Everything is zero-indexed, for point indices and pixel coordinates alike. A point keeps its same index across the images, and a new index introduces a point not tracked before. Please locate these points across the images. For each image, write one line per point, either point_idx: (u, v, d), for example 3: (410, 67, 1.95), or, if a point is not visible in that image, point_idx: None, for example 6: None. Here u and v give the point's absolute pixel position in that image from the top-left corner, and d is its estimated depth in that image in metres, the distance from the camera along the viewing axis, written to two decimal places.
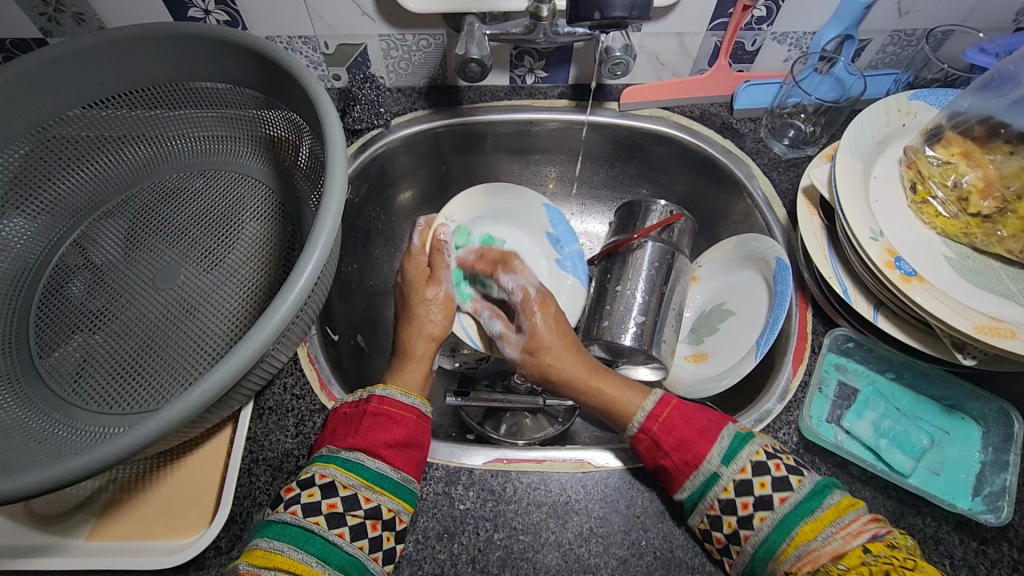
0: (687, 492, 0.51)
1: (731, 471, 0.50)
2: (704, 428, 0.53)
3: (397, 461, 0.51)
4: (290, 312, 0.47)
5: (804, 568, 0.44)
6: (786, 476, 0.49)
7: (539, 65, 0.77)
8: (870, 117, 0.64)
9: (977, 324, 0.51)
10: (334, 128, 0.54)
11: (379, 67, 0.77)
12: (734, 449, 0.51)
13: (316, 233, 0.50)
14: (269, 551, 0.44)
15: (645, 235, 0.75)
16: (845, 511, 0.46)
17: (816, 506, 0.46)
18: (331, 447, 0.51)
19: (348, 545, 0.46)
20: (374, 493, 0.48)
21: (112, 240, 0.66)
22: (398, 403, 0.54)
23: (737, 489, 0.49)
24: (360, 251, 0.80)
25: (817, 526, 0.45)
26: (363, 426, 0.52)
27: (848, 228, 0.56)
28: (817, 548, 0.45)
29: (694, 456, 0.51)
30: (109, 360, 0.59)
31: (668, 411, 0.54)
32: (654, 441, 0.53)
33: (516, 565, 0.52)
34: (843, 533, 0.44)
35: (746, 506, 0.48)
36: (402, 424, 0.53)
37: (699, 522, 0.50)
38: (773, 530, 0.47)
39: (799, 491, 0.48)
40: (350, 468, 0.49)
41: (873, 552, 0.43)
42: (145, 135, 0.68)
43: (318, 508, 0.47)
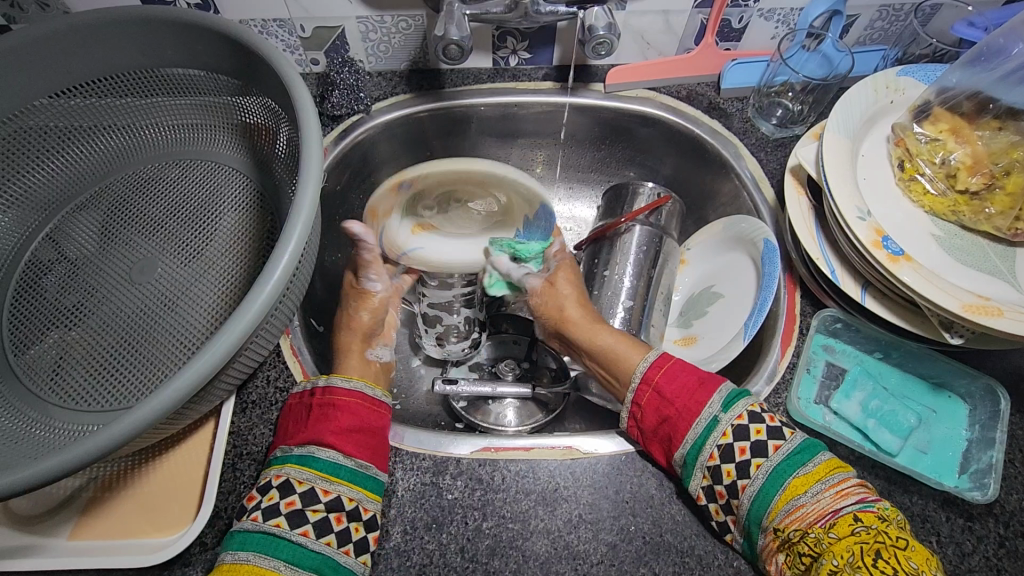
0: (687, 447, 0.51)
1: (730, 417, 0.51)
2: (703, 379, 0.54)
3: (349, 448, 0.51)
4: (267, 304, 0.46)
5: (792, 525, 0.45)
6: (779, 426, 0.50)
7: (522, 46, 0.75)
8: (858, 94, 0.63)
9: (965, 303, 0.50)
10: (310, 116, 0.53)
11: (358, 51, 0.75)
12: (733, 397, 0.52)
13: (291, 223, 0.48)
14: (235, 563, 0.44)
15: (633, 218, 0.74)
16: (834, 471, 0.47)
17: (807, 461, 0.47)
18: (282, 447, 0.51)
19: (314, 543, 0.46)
20: (331, 484, 0.49)
21: (86, 233, 0.64)
22: (342, 390, 0.54)
23: (735, 434, 0.50)
24: (345, 240, 0.79)
25: (806, 482, 0.46)
26: (312, 420, 0.53)
27: (835, 208, 0.55)
28: (805, 505, 0.45)
29: (696, 404, 0.52)
30: (86, 357, 0.57)
31: (669, 364, 0.56)
32: (657, 392, 0.55)
33: (505, 553, 0.51)
34: (832, 492, 0.45)
35: (744, 452, 0.49)
36: (349, 410, 0.53)
37: (700, 480, 0.50)
38: (768, 479, 0.47)
39: (792, 441, 0.49)
40: (303, 462, 0.49)
41: (863, 521, 0.43)
42: (118, 125, 0.66)
43: (278, 509, 0.46)
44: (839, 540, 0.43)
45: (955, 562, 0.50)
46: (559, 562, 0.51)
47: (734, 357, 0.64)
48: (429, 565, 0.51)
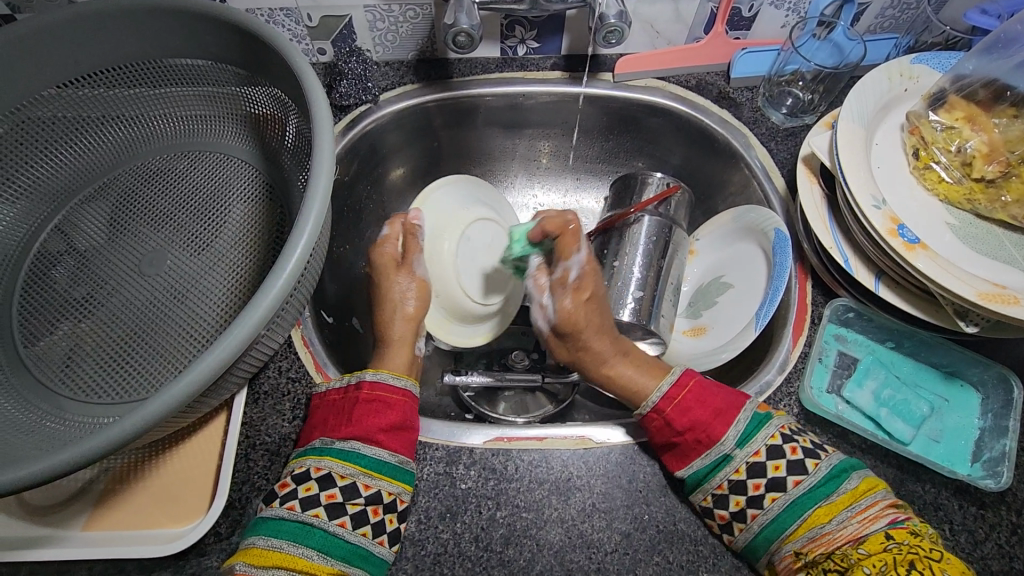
0: (693, 470, 0.51)
1: (746, 454, 0.50)
2: (722, 408, 0.53)
3: (394, 446, 0.51)
4: (281, 295, 0.46)
5: (818, 550, 0.46)
6: (801, 458, 0.49)
7: (531, 35, 0.75)
8: (872, 82, 0.62)
9: (981, 291, 0.50)
10: (321, 106, 0.52)
11: (365, 40, 0.74)
12: (751, 430, 0.51)
13: (304, 214, 0.48)
14: (267, 549, 0.45)
15: (642, 209, 0.74)
16: (863, 495, 0.47)
17: (833, 491, 0.48)
18: (323, 439, 0.50)
19: (349, 534, 0.47)
20: (374, 480, 0.49)
21: (95, 224, 0.64)
22: (391, 387, 0.54)
23: (749, 471, 0.50)
24: (352, 231, 0.79)
25: (832, 510, 0.47)
26: (357, 414, 0.52)
27: (850, 196, 0.55)
28: (831, 532, 0.46)
29: (707, 437, 0.52)
30: (97, 348, 0.57)
31: (685, 393, 0.54)
32: (668, 421, 0.53)
33: (519, 542, 0.51)
34: (861, 517, 0.46)
35: (758, 487, 0.49)
36: (394, 407, 0.54)
37: (703, 500, 0.51)
38: (785, 510, 0.48)
39: (815, 475, 0.48)
40: (345, 458, 0.49)
41: (895, 539, 0.45)
42: (125, 115, 0.65)
43: (316, 501, 0.47)
44: (870, 555, 0.44)
45: (968, 549, 0.51)
46: (572, 551, 0.51)
47: (745, 347, 0.65)
48: (444, 554, 0.51)
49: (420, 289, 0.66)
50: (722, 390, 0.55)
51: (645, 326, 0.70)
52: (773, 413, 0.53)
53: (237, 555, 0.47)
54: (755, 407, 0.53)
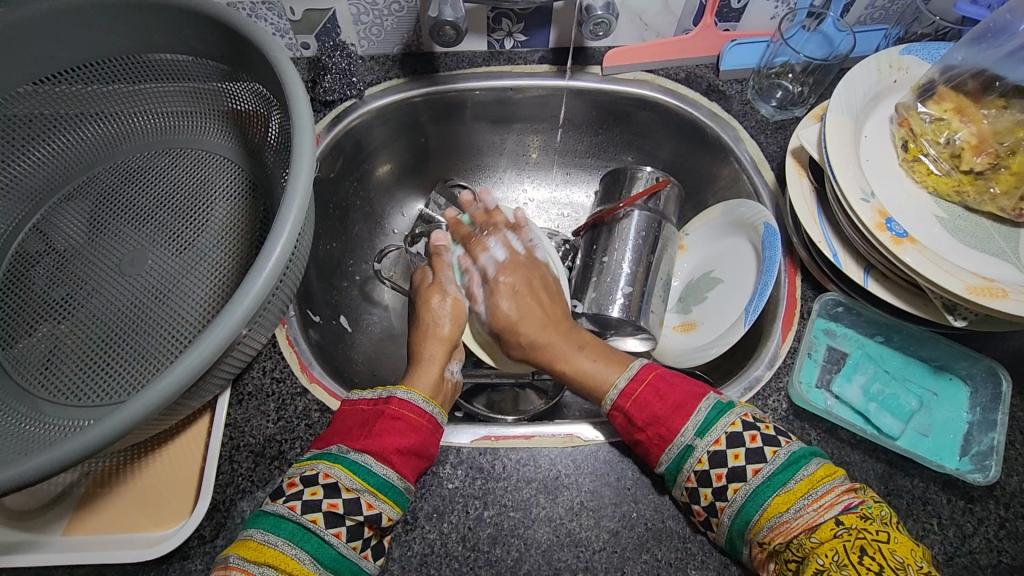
0: (664, 465, 0.50)
1: (707, 443, 0.49)
2: (680, 401, 0.52)
3: (404, 469, 0.49)
4: (259, 296, 0.45)
5: (777, 539, 0.45)
6: (761, 446, 0.48)
7: (518, 28, 0.74)
8: (861, 74, 0.62)
9: (969, 285, 0.50)
10: (301, 103, 0.51)
11: (350, 34, 0.73)
12: (710, 421, 0.50)
13: (283, 211, 0.47)
14: (263, 543, 0.44)
15: (631, 204, 0.73)
16: (820, 483, 0.46)
17: (789, 478, 0.46)
18: (340, 446, 0.49)
19: (343, 545, 0.46)
20: (377, 501, 0.47)
21: (74, 223, 0.63)
22: (418, 410, 0.52)
23: (711, 462, 0.49)
24: (339, 228, 0.78)
25: (789, 499, 0.45)
26: (379, 429, 0.50)
27: (838, 189, 0.55)
28: (789, 521, 0.45)
29: (669, 430, 0.51)
30: (77, 350, 0.56)
31: (643, 386, 0.54)
32: (627, 415, 0.53)
33: (507, 542, 0.51)
34: (816, 506, 0.44)
35: (721, 478, 0.48)
36: (418, 431, 0.51)
37: (681, 494, 0.50)
38: (747, 500, 0.47)
39: (771, 464, 0.47)
40: (357, 471, 0.47)
41: (845, 524, 0.44)
42: (104, 112, 0.64)
43: (318, 506, 0.46)
44: (822, 544, 0.43)
45: (956, 544, 0.50)
46: (560, 550, 0.51)
47: (734, 342, 0.65)
48: (430, 555, 0.50)
49: (454, 308, 0.65)
50: (684, 380, 0.54)
51: (634, 322, 0.70)
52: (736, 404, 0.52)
53: (227, 548, 0.46)
54: (719, 397, 0.52)
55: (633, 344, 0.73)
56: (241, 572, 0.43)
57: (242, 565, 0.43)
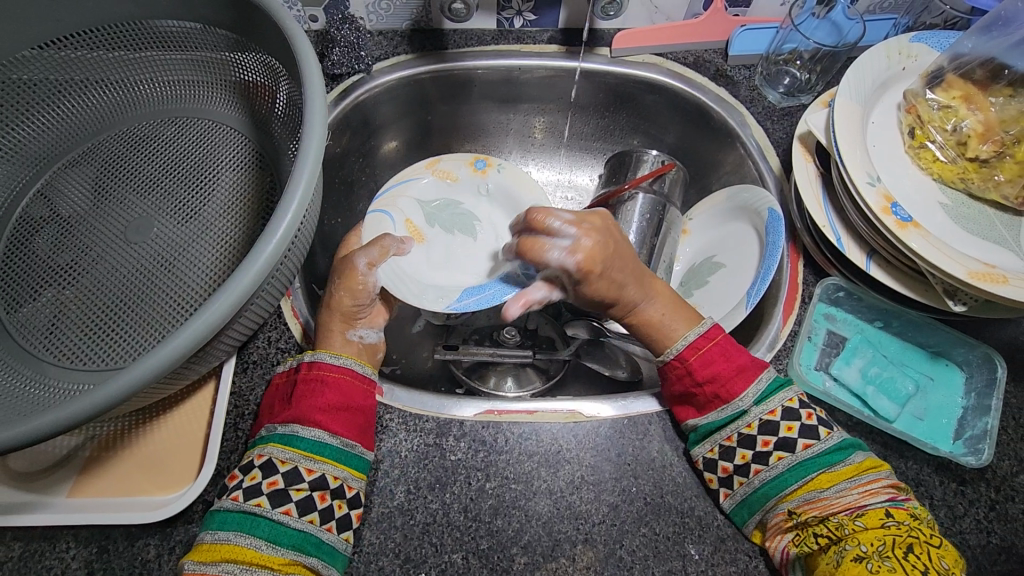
0: (706, 420, 0.53)
1: (761, 411, 0.52)
2: (745, 366, 0.54)
3: (334, 426, 0.50)
4: (268, 263, 0.45)
5: (812, 512, 0.48)
6: (814, 426, 0.51)
7: (528, 7, 0.74)
8: (871, 59, 0.62)
9: (971, 270, 0.50)
10: (312, 68, 0.51)
11: (359, 7, 0.72)
12: (771, 390, 0.53)
13: (294, 178, 0.47)
14: (213, 543, 0.44)
15: (635, 186, 0.74)
16: (866, 470, 0.48)
17: (839, 461, 0.49)
18: (268, 426, 0.50)
19: (297, 521, 0.46)
20: (316, 463, 0.48)
21: (79, 191, 0.62)
22: (330, 366, 0.53)
23: (760, 428, 0.52)
24: (344, 204, 0.78)
25: (834, 478, 0.48)
26: (297, 396, 0.51)
27: (845, 173, 0.55)
28: (828, 498, 0.48)
29: (728, 392, 0.53)
30: (82, 316, 0.56)
31: (709, 346, 0.55)
32: (690, 371, 0.54)
33: (508, 512, 0.52)
34: (861, 490, 0.47)
35: (767, 445, 0.51)
36: (337, 387, 0.52)
37: (707, 451, 0.52)
38: (787, 471, 0.50)
39: (825, 442, 0.50)
40: (287, 442, 0.48)
41: (894, 517, 0.46)
42: (111, 79, 0.64)
43: (259, 489, 0.46)
44: (866, 530, 0.45)
45: (947, 524, 0.52)
46: (561, 521, 0.52)
47: (735, 326, 0.64)
48: (433, 524, 0.51)
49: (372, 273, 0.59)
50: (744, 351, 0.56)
51: None
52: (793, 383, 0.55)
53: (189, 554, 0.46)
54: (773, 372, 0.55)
55: None
56: None
57: (198, 569, 0.43)
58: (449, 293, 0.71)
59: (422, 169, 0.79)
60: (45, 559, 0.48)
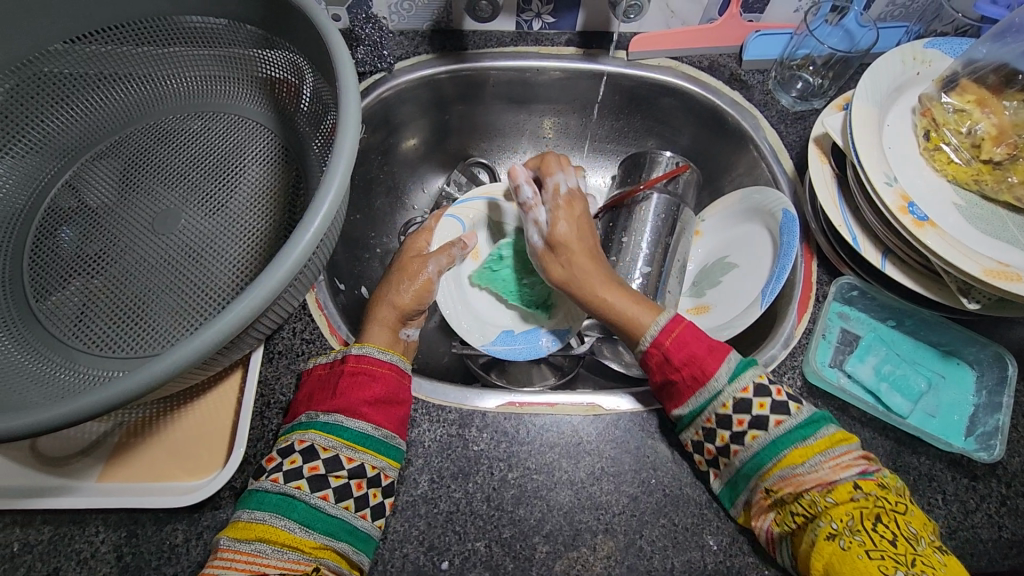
0: (687, 407, 0.53)
1: (735, 389, 0.51)
2: (715, 346, 0.53)
3: (378, 418, 0.50)
4: (306, 251, 0.45)
5: (787, 489, 0.47)
6: (786, 400, 0.50)
7: (547, 10, 0.75)
8: (887, 64, 0.64)
9: (986, 268, 0.52)
10: (345, 63, 0.52)
11: (381, 7, 0.74)
12: (741, 367, 0.52)
13: (332, 166, 0.47)
14: (250, 522, 0.45)
15: (650, 187, 0.75)
16: (838, 443, 0.48)
17: (810, 435, 0.48)
18: (309, 413, 0.50)
19: (332, 506, 0.47)
20: (357, 452, 0.48)
21: (106, 183, 0.63)
22: (377, 360, 0.53)
23: (735, 406, 0.51)
24: (363, 201, 0.79)
25: (806, 454, 0.47)
26: (342, 386, 0.51)
27: (864, 173, 0.56)
28: (802, 474, 0.47)
29: (703, 372, 0.52)
30: (109, 305, 0.57)
31: (680, 327, 0.55)
32: (665, 355, 0.54)
33: (530, 502, 0.53)
34: (831, 464, 0.47)
35: (741, 423, 0.50)
36: (381, 379, 0.52)
37: (693, 434, 0.53)
38: (763, 449, 0.49)
39: (794, 417, 0.49)
40: (330, 430, 0.49)
41: (862, 489, 0.45)
42: (138, 74, 0.65)
43: (300, 473, 0.47)
44: (837, 505, 0.45)
45: (959, 518, 0.53)
46: (581, 512, 0.53)
47: (750, 324, 0.66)
48: (456, 513, 0.52)
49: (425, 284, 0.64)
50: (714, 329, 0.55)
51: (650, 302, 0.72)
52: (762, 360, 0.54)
53: (222, 530, 0.47)
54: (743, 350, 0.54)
55: None
56: (233, 554, 0.44)
57: (233, 546, 0.44)
58: (489, 331, 0.72)
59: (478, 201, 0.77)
60: (75, 542, 0.49)
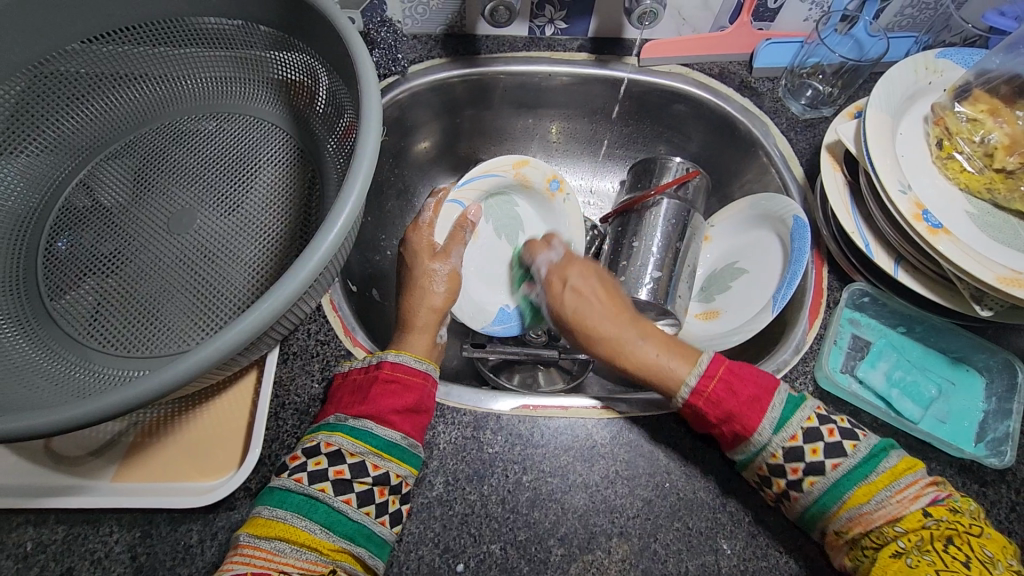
0: (738, 455, 0.52)
1: (782, 440, 0.50)
2: (757, 396, 0.51)
3: (405, 427, 0.51)
4: (329, 252, 0.45)
5: (856, 529, 0.47)
6: (839, 441, 0.49)
7: (560, 15, 0.76)
8: (900, 72, 0.64)
9: (999, 275, 0.53)
10: (366, 65, 0.52)
11: (396, 11, 0.74)
12: (786, 415, 0.51)
13: (355, 168, 0.47)
14: (270, 520, 0.45)
15: (661, 192, 0.76)
16: (902, 475, 0.47)
17: (871, 471, 0.48)
18: (337, 416, 0.51)
19: (354, 511, 0.46)
20: (383, 461, 0.48)
21: (120, 183, 0.63)
22: (411, 369, 0.54)
23: (786, 456, 0.49)
24: (374, 203, 0.80)
25: (870, 490, 0.47)
26: (372, 393, 0.52)
27: (878, 181, 0.57)
28: (869, 512, 0.47)
29: (745, 428, 0.50)
30: (124, 305, 0.57)
31: (714, 384, 0.52)
32: (701, 413, 0.52)
33: (545, 505, 0.53)
34: (899, 498, 0.46)
35: (796, 471, 0.49)
36: (413, 389, 0.53)
37: (751, 477, 0.52)
38: (825, 493, 0.48)
39: (854, 456, 0.48)
40: (357, 436, 0.49)
41: (933, 516, 0.45)
42: (153, 74, 0.65)
43: (325, 475, 0.47)
44: (906, 533, 0.45)
45: None
46: (596, 515, 0.53)
47: (762, 328, 0.67)
48: (471, 515, 0.52)
49: (450, 278, 0.67)
50: (754, 373, 0.53)
51: (661, 306, 0.72)
52: (807, 397, 0.53)
53: (242, 525, 0.47)
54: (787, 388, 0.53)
55: (658, 328, 0.76)
56: (253, 550, 0.44)
57: (253, 543, 0.44)
58: (489, 313, 0.76)
59: (509, 166, 0.79)
60: (89, 542, 0.49)
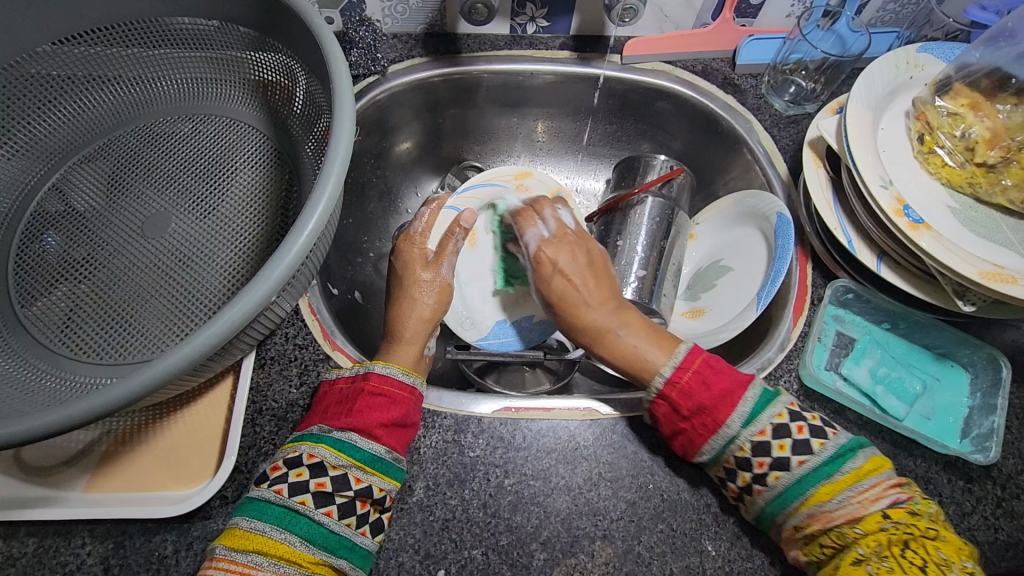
0: (705, 454, 0.50)
1: (751, 433, 0.49)
2: (731, 390, 0.51)
3: (390, 442, 0.50)
4: (301, 254, 0.44)
5: (816, 525, 0.46)
6: (807, 439, 0.48)
7: (541, 13, 0.75)
8: (881, 68, 0.64)
9: (981, 270, 0.52)
10: (340, 64, 0.51)
11: (375, 9, 0.73)
12: (757, 410, 0.50)
13: (327, 168, 0.46)
14: (248, 532, 0.44)
15: (645, 191, 0.75)
16: (866, 476, 0.46)
17: (836, 470, 0.47)
18: (321, 426, 0.49)
19: (336, 523, 0.46)
20: (365, 475, 0.47)
21: (93, 186, 0.62)
22: (398, 382, 0.52)
23: (754, 449, 0.49)
24: (356, 204, 0.79)
25: (833, 489, 0.46)
26: (360, 404, 0.50)
27: (859, 176, 0.57)
28: (830, 510, 0.46)
29: (715, 421, 0.50)
30: (97, 311, 0.56)
31: (688, 376, 0.52)
32: (673, 406, 0.52)
33: (527, 509, 0.52)
34: (860, 498, 0.45)
35: (762, 465, 0.49)
36: (399, 402, 0.52)
37: (716, 471, 0.51)
38: (788, 487, 0.48)
39: (819, 455, 0.48)
40: (340, 448, 0.47)
41: (892, 518, 0.44)
42: (128, 76, 0.64)
43: (305, 487, 0.46)
44: (865, 535, 0.44)
45: (956, 521, 0.53)
46: (579, 518, 0.52)
47: (745, 327, 0.67)
48: (451, 520, 0.51)
49: (442, 289, 0.64)
50: (727, 369, 0.52)
51: (646, 305, 0.72)
52: (782, 392, 0.52)
53: (217, 539, 0.46)
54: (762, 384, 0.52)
55: None
56: (227, 563, 0.43)
57: (228, 556, 0.43)
58: (483, 325, 0.75)
59: (510, 177, 0.79)
60: (61, 554, 0.48)
